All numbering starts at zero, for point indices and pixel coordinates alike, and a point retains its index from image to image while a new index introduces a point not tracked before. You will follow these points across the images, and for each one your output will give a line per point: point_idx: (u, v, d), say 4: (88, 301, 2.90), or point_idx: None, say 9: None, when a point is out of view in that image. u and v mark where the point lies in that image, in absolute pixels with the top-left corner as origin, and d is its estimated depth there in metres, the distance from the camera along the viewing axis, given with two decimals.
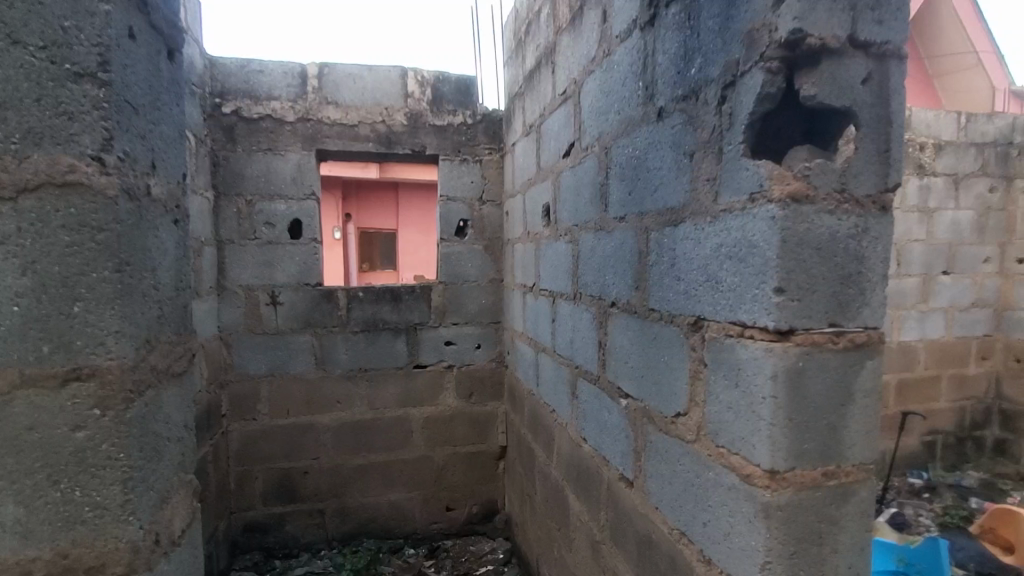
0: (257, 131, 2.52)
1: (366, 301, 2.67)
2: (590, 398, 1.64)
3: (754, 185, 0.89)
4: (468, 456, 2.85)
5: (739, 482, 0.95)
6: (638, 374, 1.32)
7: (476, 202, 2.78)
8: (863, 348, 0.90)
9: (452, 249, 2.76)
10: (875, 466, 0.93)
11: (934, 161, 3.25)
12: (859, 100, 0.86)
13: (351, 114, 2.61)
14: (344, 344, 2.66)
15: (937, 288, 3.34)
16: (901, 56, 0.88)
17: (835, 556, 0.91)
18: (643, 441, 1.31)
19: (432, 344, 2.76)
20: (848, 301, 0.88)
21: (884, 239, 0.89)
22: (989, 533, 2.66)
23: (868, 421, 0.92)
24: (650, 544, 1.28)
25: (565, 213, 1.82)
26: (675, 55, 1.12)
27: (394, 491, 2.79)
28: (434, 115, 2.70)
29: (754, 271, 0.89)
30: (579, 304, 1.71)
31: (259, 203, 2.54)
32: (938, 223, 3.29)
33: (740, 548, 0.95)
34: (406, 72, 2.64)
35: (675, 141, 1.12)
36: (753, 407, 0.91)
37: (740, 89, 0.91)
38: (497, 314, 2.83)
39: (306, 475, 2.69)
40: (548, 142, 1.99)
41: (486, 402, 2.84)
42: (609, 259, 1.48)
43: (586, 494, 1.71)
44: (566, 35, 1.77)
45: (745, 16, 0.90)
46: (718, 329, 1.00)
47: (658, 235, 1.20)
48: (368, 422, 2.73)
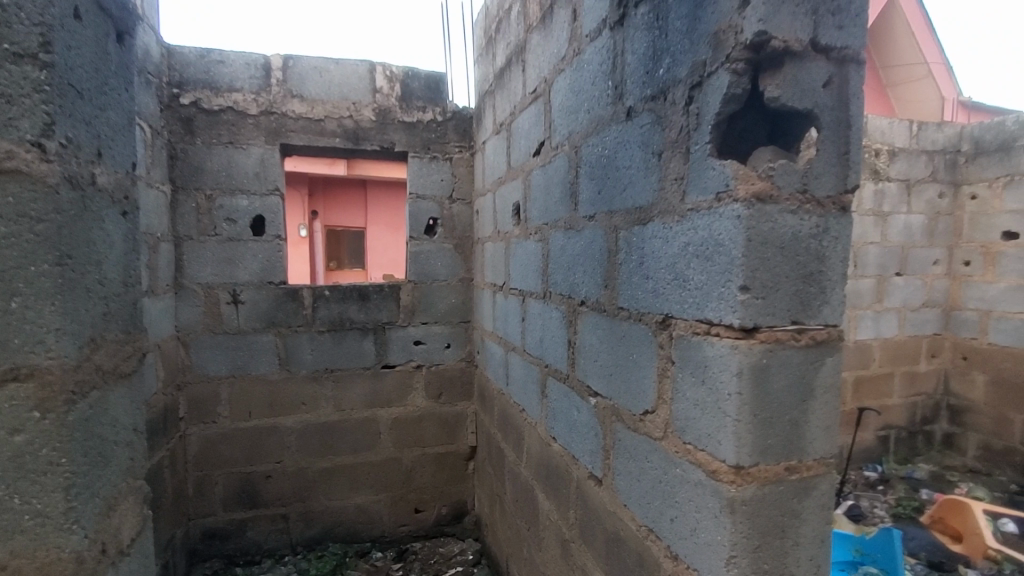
0: (218, 123, 2.44)
1: (333, 300, 2.61)
2: (559, 397, 1.64)
3: (720, 184, 0.90)
4: (437, 457, 2.82)
5: (705, 478, 0.96)
6: (607, 373, 1.33)
7: (446, 201, 2.76)
8: (823, 345, 0.92)
9: (421, 248, 2.72)
10: (835, 460, 0.95)
11: (888, 166, 3.38)
12: (820, 103, 0.89)
13: (317, 108, 2.55)
14: (309, 344, 2.60)
15: (891, 289, 3.48)
16: (860, 61, 0.90)
17: (796, 549, 0.94)
18: (612, 438, 1.32)
19: (401, 344, 2.72)
20: (810, 298, 0.90)
21: (843, 239, 0.91)
22: (939, 524, 2.78)
23: (828, 416, 0.94)
24: (619, 541, 1.29)
25: (535, 212, 1.82)
26: (644, 55, 1.13)
27: (361, 494, 2.74)
28: (403, 112, 2.66)
29: (720, 270, 0.90)
30: (548, 303, 1.71)
31: (220, 198, 2.46)
32: (891, 227, 3.43)
33: (707, 543, 0.96)
34: (374, 67, 2.60)
35: (644, 141, 1.13)
36: (719, 404, 0.92)
37: (707, 90, 0.92)
38: (467, 313, 2.81)
39: (269, 480, 2.62)
40: (518, 141, 1.98)
41: (456, 402, 2.82)
42: (578, 258, 1.48)
43: (555, 493, 1.71)
44: (536, 33, 1.76)
45: (711, 18, 0.92)
46: (685, 326, 1.01)
47: (627, 234, 1.21)
48: (335, 424, 2.67)
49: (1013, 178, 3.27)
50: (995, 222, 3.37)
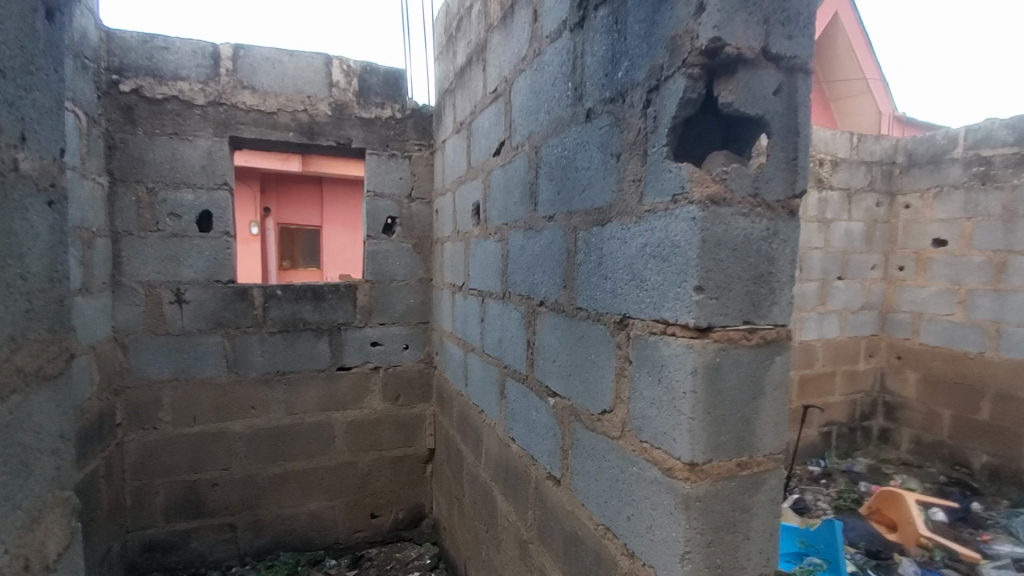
0: (162, 113, 2.32)
1: (285, 300, 2.52)
2: (517, 397, 1.64)
3: (676, 187, 0.91)
4: (394, 461, 2.76)
5: (661, 475, 0.97)
6: (566, 373, 1.33)
7: (405, 199, 2.71)
8: (772, 344, 0.95)
9: (379, 247, 2.66)
10: (783, 455, 0.98)
11: (831, 175, 3.55)
12: (771, 109, 0.91)
13: (269, 101, 2.46)
14: (259, 345, 2.50)
15: (833, 291, 3.66)
16: (807, 71, 0.94)
17: (747, 543, 0.96)
18: (571, 438, 1.32)
19: (357, 346, 2.66)
20: (761, 299, 0.93)
21: (791, 242, 0.95)
22: (875, 514, 2.94)
23: (776, 412, 0.97)
24: (577, 541, 1.30)
25: (495, 212, 1.81)
26: (603, 58, 1.14)
27: (314, 500, 2.65)
28: (361, 108, 2.60)
29: (676, 270, 0.92)
30: (508, 303, 1.70)
31: (163, 192, 2.34)
32: (834, 232, 3.61)
33: (662, 540, 0.97)
34: (330, 60, 2.53)
35: (603, 142, 1.14)
36: (674, 402, 0.94)
37: (664, 94, 0.94)
38: (425, 313, 2.77)
39: (215, 488, 2.50)
40: (478, 140, 1.97)
41: (414, 404, 2.78)
42: (538, 259, 1.48)
43: (514, 494, 1.71)
44: (497, 33, 1.76)
45: (668, 23, 0.93)
46: (642, 326, 1.02)
47: (586, 235, 1.22)
48: (287, 429, 2.58)
49: (942, 189, 3.51)
50: (926, 230, 3.60)
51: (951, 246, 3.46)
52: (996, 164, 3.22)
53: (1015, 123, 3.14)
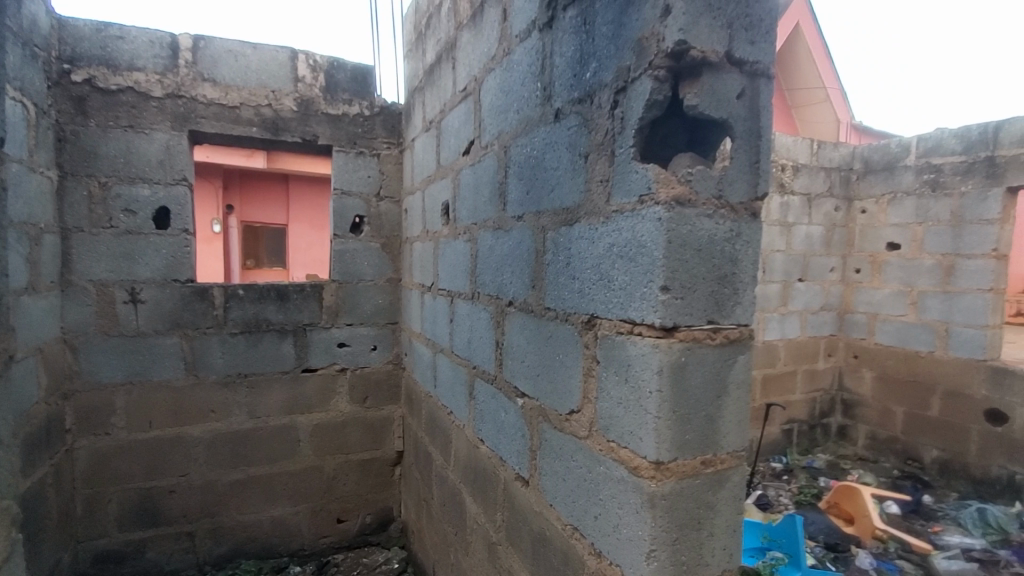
0: (116, 105, 2.23)
1: (247, 300, 2.45)
2: (486, 398, 1.63)
3: (642, 187, 0.92)
4: (361, 464, 2.71)
5: (627, 474, 0.98)
6: (534, 373, 1.33)
7: (373, 198, 2.67)
8: (735, 343, 0.97)
9: (346, 246, 2.61)
10: (745, 452, 1.00)
11: (792, 181, 3.66)
12: (734, 113, 0.93)
13: (231, 94, 2.38)
14: (220, 346, 2.42)
15: (794, 293, 3.77)
16: (769, 76, 0.96)
17: (711, 539, 0.98)
18: (539, 439, 1.32)
19: (323, 347, 2.60)
20: (724, 299, 0.95)
21: (754, 243, 0.97)
22: (834, 508, 3.03)
23: (739, 411, 0.99)
24: (544, 541, 1.30)
25: (464, 212, 1.80)
26: (572, 58, 1.14)
27: (277, 506, 2.58)
28: (327, 104, 2.55)
29: (643, 270, 0.92)
30: (476, 303, 1.69)
31: (117, 187, 2.24)
32: (795, 236, 3.72)
33: (628, 538, 0.98)
34: (295, 55, 2.47)
35: (571, 142, 1.14)
36: (640, 402, 0.94)
37: (631, 95, 0.95)
38: (394, 314, 2.73)
39: (172, 495, 2.41)
40: (448, 139, 1.96)
41: (382, 406, 2.73)
42: (506, 259, 1.48)
43: (482, 495, 1.70)
44: (467, 31, 1.75)
45: (635, 25, 0.94)
46: (610, 326, 1.03)
47: (554, 234, 1.22)
48: (248, 433, 2.50)
49: (895, 195, 3.65)
50: (881, 234, 3.75)
51: (904, 250, 3.61)
52: (945, 172, 3.39)
53: (963, 133, 3.30)
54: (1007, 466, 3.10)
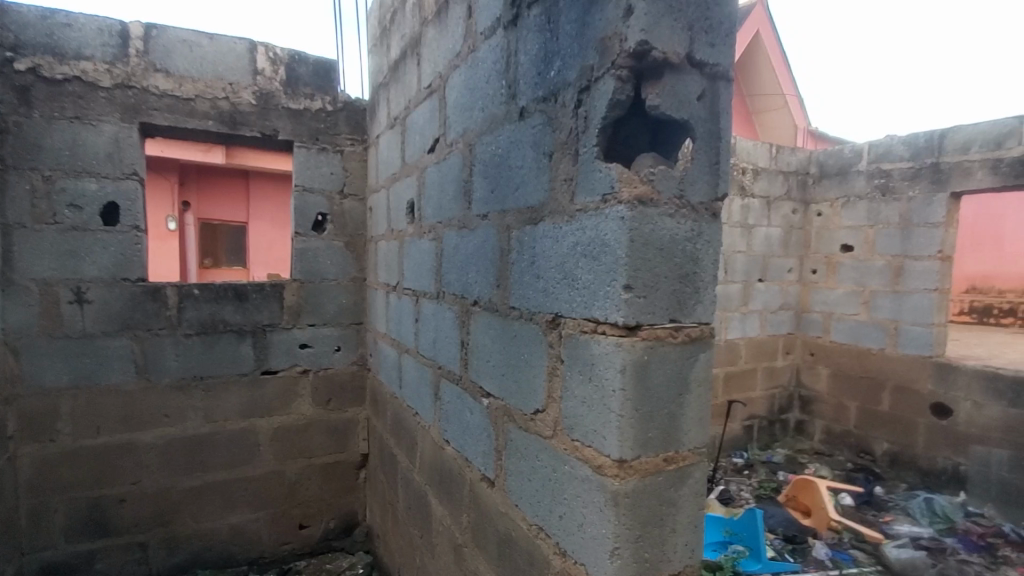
0: (62, 95, 2.11)
1: (203, 300, 2.36)
2: (452, 398, 1.62)
3: (606, 187, 0.92)
4: (324, 468, 2.65)
5: (591, 473, 0.98)
6: (499, 373, 1.32)
7: (336, 195, 2.61)
8: (696, 341, 0.98)
9: (308, 245, 2.55)
10: (706, 449, 1.02)
11: (753, 183, 3.76)
12: (695, 114, 0.94)
13: (186, 85, 2.29)
14: (174, 348, 2.32)
15: (754, 293, 3.88)
16: (728, 79, 0.97)
17: (673, 536, 0.99)
18: (504, 439, 1.31)
19: (285, 349, 2.52)
20: (685, 298, 0.96)
21: (714, 242, 0.98)
22: (792, 501, 3.13)
23: (700, 408, 1.01)
24: (510, 542, 1.29)
25: (429, 210, 1.78)
26: (536, 57, 1.14)
27: (236, 513, 2.50)
28: (288, 98, 2.48)
29: (606, 269, 0.92)
30: (441, 303, 1.67)
31: (62, 181, 2.12)
32: (755, 237, 3.83)
33: (592, 537, 0.98)
34: (255, 47, 2.39)
35: (536, 141, 1.13)
36: (604, 401, 0.94)
37: (595, 94, 0.95)
38: (358, 314, 2.68)
39: (123, 504, 2.30)
40: (413, 137, 1.93)
41: (346, 408, 2.67)
42: (471, 258, 1.46)
43: (448, 497, 1.68)
44: (431, 27, 1.73)
45: (598, 24, 0.94)
46: (574, 325, 1.03)
47: (519, 234, 1.21)
48: (205, 438, 2.41)
49: (849, 199, 3.80)
50: (835, 236, 3.89)
51: (857, 251, 3.76)
52: (894, 177, 3.54)
53: (910, 140, 3.46)
54: (951, 457, 3.26)
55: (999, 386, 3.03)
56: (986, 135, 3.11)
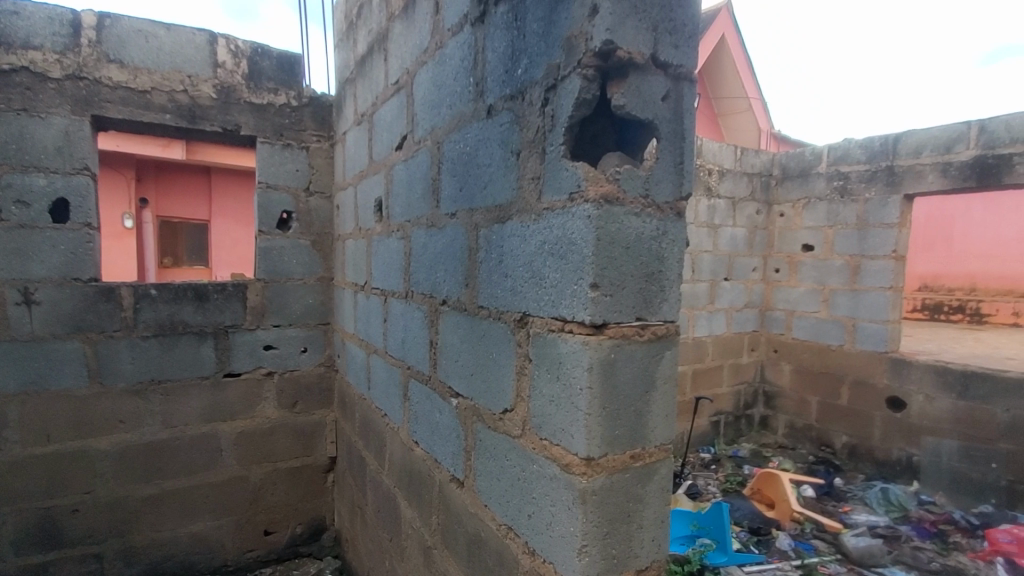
0: (6, 85, 2.00)
1: (161, 300, 2.28)
2: (421, 399, 1.60)
3: (572, 185, 0.92)
4: (291, 472, 2.59)
5: (560, 472, 0.98)
6: (467, 373, 1.31)
7: (302, 193, 2.55)
8: (662, 339, 0.99)
9: (273, 243, 2.48)
10: (672, 446, 1.03)
11: (718, 184, 3.84)
12: (660, 114, 0.95)
13: (141, 77, 2.21)
14: (130, 351, 2.23)
15: (721, 291, 3.97)
16: (692, 80, 0.99)
17: (641, 532, 1.00)
18: (473, 439, 1.30)
19: (248, 351, 2.45)
20: (651, 296, 0.97)
21: (679, 242, 0.99)
22: (757, 493, 3.21)
23: (666, 405, 1.02)
24: (479, 543, 1.28)
25: (397, 208, 1.76)
26: (503, 54, 1.13)
27: (198, 520, 2.42)
28: (251, 92, 2.41)
29: (573, 267, 0.93)
30: (410, 303, 1.65)
31: (7, 176, 2.02)
32: (721, 237, 3.91)
33: (560, 536, 0.98)
34: (215, 38, 2.32)
35: (504, 139, 1.13)
36: (572, 399, 0.94)
37: (561, 93, 0.95)
38: (325, 314, 2.63)
39: (76, 514, 2.19)
40: (380, 133, 1.90)
41: (313, 410, 2.62)
42: (439, 257, 1.45)
43: (418, 499, 1.66)
44: (399, 22, 1.70)
45: (565, 23, 0.94)
46: (541, 324, 1.03)
47: (487, 232, 1.20)
48: (164, 443, 2.33)
49: (809, 201, 3.92)
50: (797, 236, 4.01)
51: (818, 251, 3.88)
52: (852, 179, 3.67)
53: (867, 143, 3.59)
54: (905, 448, 3.40)
55: (949, 380, 3.18)
56: (937, 139, 3.25)
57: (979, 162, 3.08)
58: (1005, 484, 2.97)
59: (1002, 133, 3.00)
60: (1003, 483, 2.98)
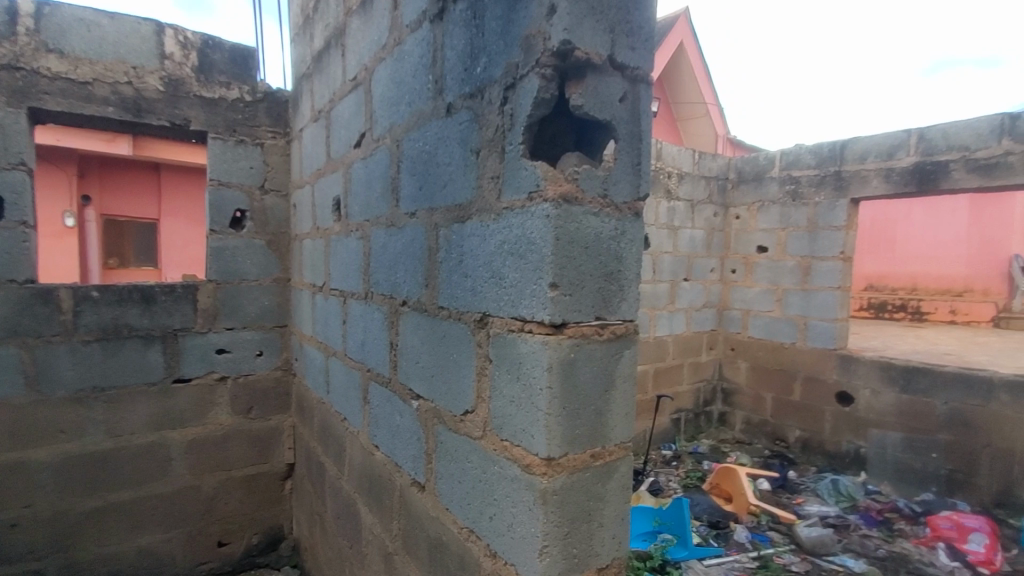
0: None
1: (104, 303, 2.16)
2: (381, 402, 1.57)
3: (531, 184, 0.92)
4: (246, 480, 2.50)
5: (520, 473, 0.97)
6: (428, 374, 1.29)
7: (256, 191, 2.46)
8: (621, 338, 1.00)
9: (225, 243, 2.39)
10: (632, 444, 1.04)
11: (677, 187, 3.93)
12: (617, 115, 0.96)
13: (83, 68, 2.09)
14: (70, 357, 2.11)
15: (680, 292, 4.06)
16: (648, 82, 1.00)
17: (601, 529, 1.00)
18: (434, 442, 1.28)
19: (199, 355, 2.35)
20: (610, 295, 0.98)
21: (637, 241, 1.01)
22: (716, 488, 3.29)
23: (626, 404, 1.03)
24: (441, 547, 1.26)
25: (355, 207, 1.72)
26: (462, 52, 1.13)
27: (148, 533, 2.30)
28: (201, 86, 2.32)
29: (532, 267, 0.92)
30: (370, 304, 1.62)
31: None
32: (680, 238, 4.00)
33: (522, 537, 0.97)
34: (162, 29, 2.22)
35: (463, 138, 1.12)
36: (532, 399, 0.94)
37: (520, 92, 0.94)
38: (282, 316, 2.55)
39: (12, 531, 2.06)
40: (338, 131, 1.86)
41: (269, 415, 2.53)
42: (399, 257, 1.43)
43: (378, 504, 1.63)
44: (356, 17, 1.67)
45: (523, 22, 0.94)
46: (501, 324, 1.02)
47: (447, 232, 1.19)
48: (110, 454, 2.21)
49: (763, 204, 4.06)
50: (752, 238, 4.14)
51: (771, 252, 4.02)
52: (803, 183, 3.82)
53: (816, 149, 3.73)
54: (854, 440, 3.56)
55: (893, 374, 3.35)
56: (880, 146, 3.42)
57: (918, 168, 3.26)
58: (945, 472, 3.15)
59: (939, 142, 3.18)
60: (943, 471, 3.16)
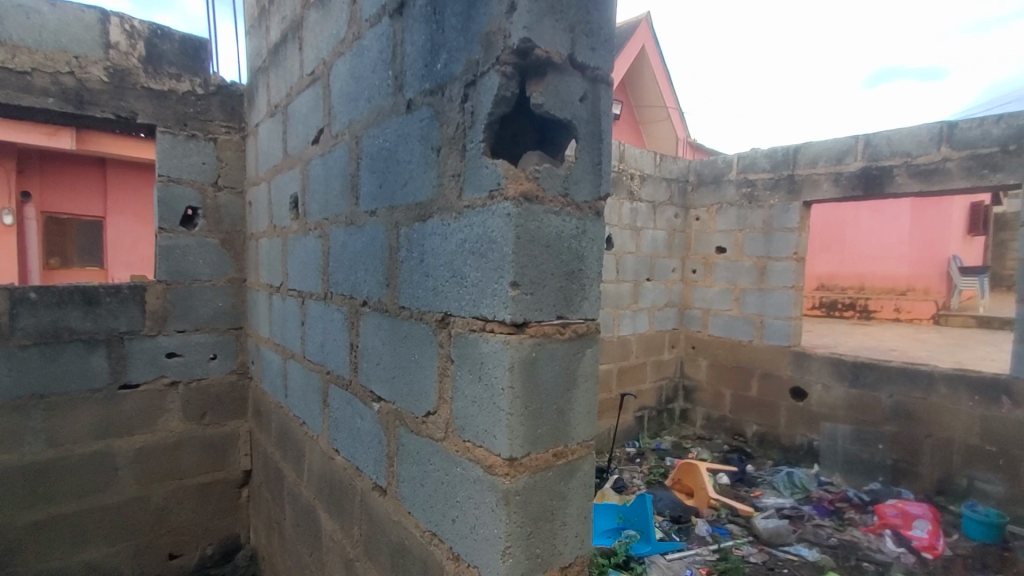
0: None
1: (43, 305, 2.03)
2: (341, 404, 1.53)
3: (492, 182, 0.91)
4: (200, 488, 2.40)
5: (483, 474, 0.96)
6: (389, 376, 1.27)
7: (209, 188, 2.37)
8: (582, 337, 1.01)
9: (175, 242, 2.28)
10: (594, 442, 1.05)
11: (640, 189, 3.99)
12: (577, 115, 0.96)
13: (20, 56, 1.97)
14: (4, 363, 1.97)
15: (643, 291, 4.13)
16: (608, 82, 1.01)
17: (564, 528, 1.00)
18: (395, 444, 1.26)
19: (148, 359, 2.25)
20: (572, 294, 0.98)
21: (597, 240, 1.01)
22: (677, 484, 3.36)
23: (588, 402, 1.03)
24: (403, 552, 1.24)
25: (314, 206, 1.67)
26: (422, 48, 1.11)
27: (92, 547, 2.18)
28: (149, 78, 2.22)
29: (494, 266, 0.92)
30: (329, 304, 1.58)
31: None
32: (643, 239, 4.08)
33: (485, 539, 0.96)
34: (107, 17, 2.11)
35: (423, 135, 1.10)
36: (494, 399, 0.93)
37: (480, 89, 0.93)
38: (238, 318, 2.46)
39: None
40: (295, 126, 1.80)
41: (224, 421, 2.44)
42: (359, 257, 1.40)
43: (339, 509, 1.59)
44: (313, 10, 1.63)
45: (483, 19, 0.93)
46: (462, 324, 1.01)
47: (408, 230, 1.17)
48: (50, 465, 2.08)
49: (721, 206, 4.17)
50: (711, 239, 4.25)
51: (729, 252, 4.14)
52: (758, 186, 3.94)
53: (771, 153, 3.86)
54: (807, 434, 3.70)
55: (842, 370, 3.50)
56: (830, 152, 3.56)
57: (865, 173, 3.41)
58: (890, 462, 3.31)
59: (883, 148, 3.34)
60: (888, 461, 3.32)
